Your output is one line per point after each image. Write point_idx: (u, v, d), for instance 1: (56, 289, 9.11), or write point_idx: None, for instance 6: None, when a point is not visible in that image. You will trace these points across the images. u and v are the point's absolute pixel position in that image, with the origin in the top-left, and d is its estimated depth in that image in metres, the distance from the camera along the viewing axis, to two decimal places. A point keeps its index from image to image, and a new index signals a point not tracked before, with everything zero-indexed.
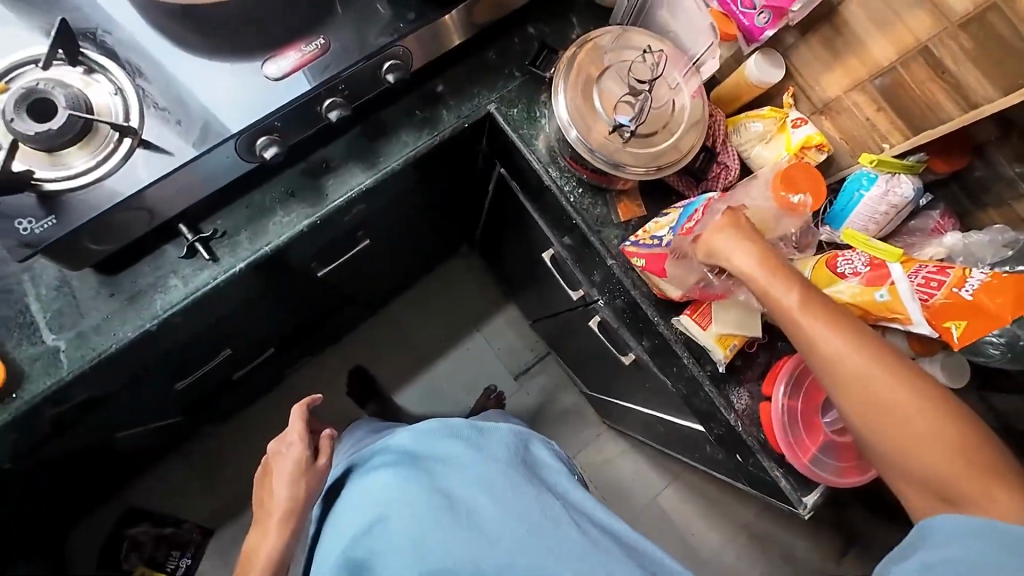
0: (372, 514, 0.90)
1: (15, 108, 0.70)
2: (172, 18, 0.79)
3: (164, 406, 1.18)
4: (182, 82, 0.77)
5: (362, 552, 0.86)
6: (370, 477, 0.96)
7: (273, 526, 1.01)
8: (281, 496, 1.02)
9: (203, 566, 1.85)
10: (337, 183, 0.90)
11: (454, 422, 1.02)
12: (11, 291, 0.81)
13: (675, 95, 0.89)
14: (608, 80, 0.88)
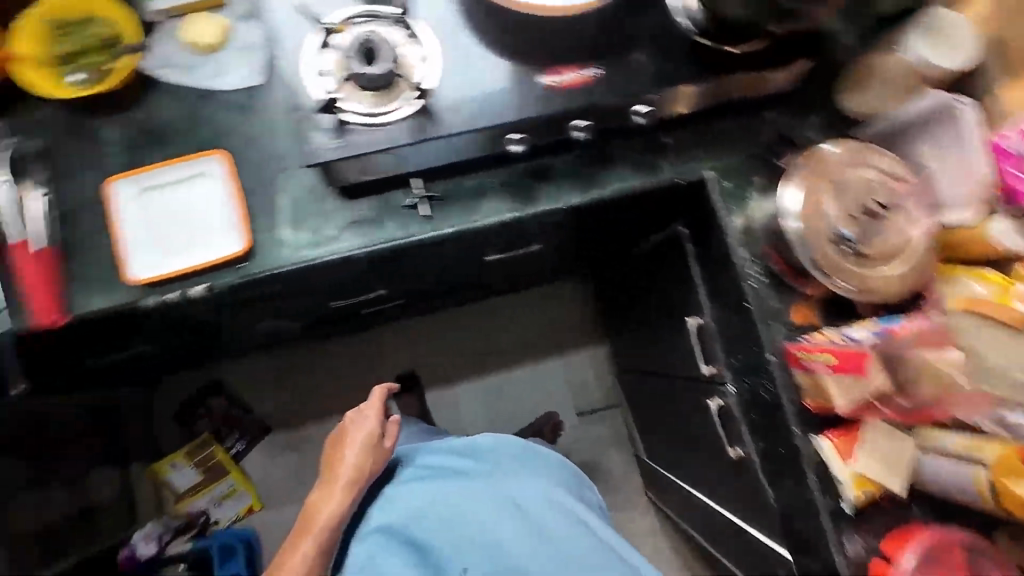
0: (434, 509, 1.00)
1: (354, 50, 0.84)
2: (485, 14, 0.91)
3: (306, 314, 1.32)
4: (475, 69, 0.88)
5: (426, 537, 0.97)
6: (427, 473, 1.07)
7: (341, 487, 1.08)
8: (352, 462, 1.09)
9: (251, 457, 2.02)
10: (550, 192, 0.98)
11: (507, 438, 1.12)
12: (272, 183, 0.95)
13: (908, 228, 0.89)
14: (844, 193, 0.89)
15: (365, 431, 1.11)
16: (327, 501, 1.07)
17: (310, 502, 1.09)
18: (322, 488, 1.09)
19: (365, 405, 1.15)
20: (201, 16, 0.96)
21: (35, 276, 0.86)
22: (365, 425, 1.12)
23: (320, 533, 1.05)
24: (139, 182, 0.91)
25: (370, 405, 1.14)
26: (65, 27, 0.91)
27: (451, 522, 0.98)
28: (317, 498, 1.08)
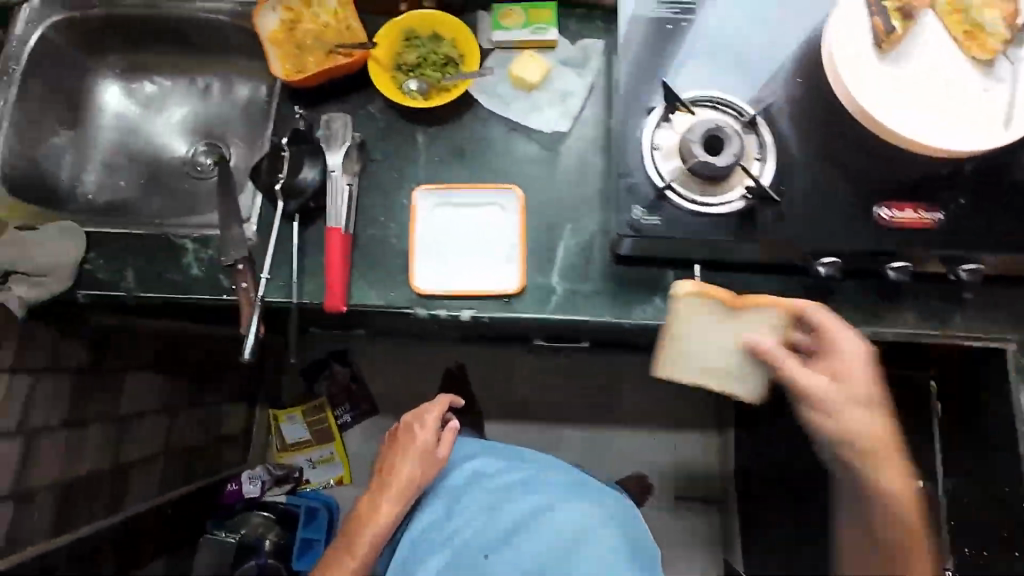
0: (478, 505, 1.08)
1: (701, 135, 0.82)
2: (829, 123, 0.87)
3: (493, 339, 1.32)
4: (808, 179, 0.84)
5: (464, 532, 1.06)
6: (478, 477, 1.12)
7: (393, 497, 1.04)
8: (408, 474, 1.04)
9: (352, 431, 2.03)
10: (830, 315, 0.91)
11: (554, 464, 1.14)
12: (553, 228, 0.95)
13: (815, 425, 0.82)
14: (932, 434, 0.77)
15: (420, 442, 1.06)
16: (378, 505, 1.04)
17: (359, 505, 1.06)
18: (375, 494, 1.05)
19: (424, 413, 1.09)
20: (530, 54, 0.99)
21: (335, 258, 0.89)
22: (421, 433, 1.06)
23: (373, 536, 1.03)
24: (440, 197, 0.95)
25: (433, 409, 1.09)
26: (414, 39, 0.97)
27: (510, 538, 1.03)
28: (366, 504, 1.05)
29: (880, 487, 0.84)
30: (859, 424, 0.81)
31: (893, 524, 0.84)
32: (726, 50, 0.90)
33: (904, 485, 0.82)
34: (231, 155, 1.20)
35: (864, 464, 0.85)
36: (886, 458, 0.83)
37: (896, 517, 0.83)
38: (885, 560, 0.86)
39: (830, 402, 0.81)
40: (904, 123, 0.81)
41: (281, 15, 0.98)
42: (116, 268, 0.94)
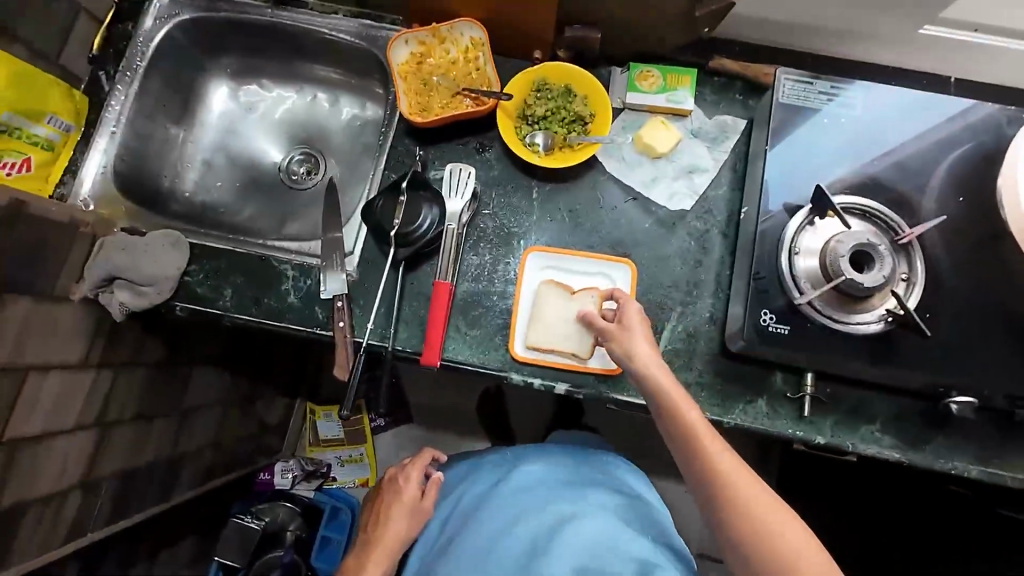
0: (461, 512, 0.99)
1: (851, 248, 0.77)
2: (979, 252, 0.82)
3: None
4: (951, 310, 0.79)
5: (445, 536, 0.97)
6: (462, 483, 1.04)
7: (379, 554, 0.95)
8: (394, 530, 0.97)
9: (383, 436, 1.89)
10: (945, 449, 0.82)
11: (545, 450, 1.03)
12: (661, 309, 0.91)
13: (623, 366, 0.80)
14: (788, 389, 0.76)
15: (406, 486, 1.01)
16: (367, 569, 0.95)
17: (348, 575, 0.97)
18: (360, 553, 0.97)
19: (405, 466, 1.04)
20: (663, 122, 0.94)
21: (440, 315, 0.87)
22: (405, 491, 1.01)
23: None
24: (551, 262, 0.92)
25: (411, 467, 1.04)
26: (546, 91, 0.93)
27: (478, 548, 0.89)
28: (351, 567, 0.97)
29: (722, 494, 0.69)
30: (667, 391, 0.75)
31: (748, 537, 0.66)
32: (879, 156, 0.85)
33: (738, 471, 0.69)
34: (326, 169, 1.18)
35: (699, 462, 0.71)
36: (692, 415, 0.73)
37: (748, 525, 0.66)
38: (762, 545, 0.66)
39: (653, 367, 0.76)
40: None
41: (412, 47, 0.95)
42: (215, 284, 0.93)
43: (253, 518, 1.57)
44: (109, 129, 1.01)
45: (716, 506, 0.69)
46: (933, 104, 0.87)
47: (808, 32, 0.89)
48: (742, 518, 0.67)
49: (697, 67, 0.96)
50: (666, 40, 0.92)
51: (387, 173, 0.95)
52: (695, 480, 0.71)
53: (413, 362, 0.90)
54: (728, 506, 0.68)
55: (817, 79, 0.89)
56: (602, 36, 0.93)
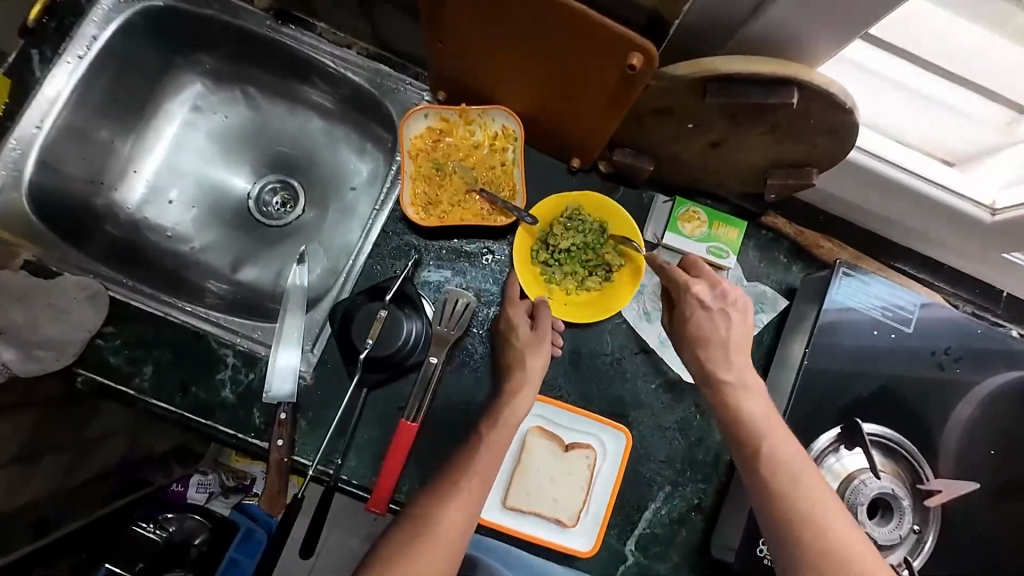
0: None
1: (871, 496, 0.68)
2: (997, 511, 0.74)
3: None
4: (954, 571, 0.72)
5: None
6: None
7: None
8: None
9: None
10: None
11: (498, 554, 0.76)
12: (649, 486, 0.81)
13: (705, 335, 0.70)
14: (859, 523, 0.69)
15: (445, 527, 0.63)
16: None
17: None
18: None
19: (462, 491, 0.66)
20: None
21: (398, 457, 0.73)
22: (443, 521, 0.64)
23: None
24: (541, 411, 0.80)
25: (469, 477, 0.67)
26: (577, 222, 0.80)
27: None
28: None
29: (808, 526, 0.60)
30: (741, 389, 0.68)
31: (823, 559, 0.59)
32: (920, 377, 0.77)
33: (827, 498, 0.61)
34: (304, 209, 1.00)
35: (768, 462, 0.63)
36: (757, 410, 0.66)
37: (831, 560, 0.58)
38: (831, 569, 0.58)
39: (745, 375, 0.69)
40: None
41: (432, 121, 0.79)
42: (133, 353, 0.76)
43: (157, 527, 1.21)
44: (34, 122, 0.81)
45: (802, 540, 0.60)
46: (991, 333, 0.78)
47: (875, 218, 0.79)
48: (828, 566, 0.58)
49: (747, 218, 0.85)
50: (724, 185, 0.80)
51: (373, 265, 0.80)
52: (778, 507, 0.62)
53: (357, 497, 0.77)
54: (817, 551, 0.59)
55: (877, 276, 0.78)
56: (657, 166, 0.79)
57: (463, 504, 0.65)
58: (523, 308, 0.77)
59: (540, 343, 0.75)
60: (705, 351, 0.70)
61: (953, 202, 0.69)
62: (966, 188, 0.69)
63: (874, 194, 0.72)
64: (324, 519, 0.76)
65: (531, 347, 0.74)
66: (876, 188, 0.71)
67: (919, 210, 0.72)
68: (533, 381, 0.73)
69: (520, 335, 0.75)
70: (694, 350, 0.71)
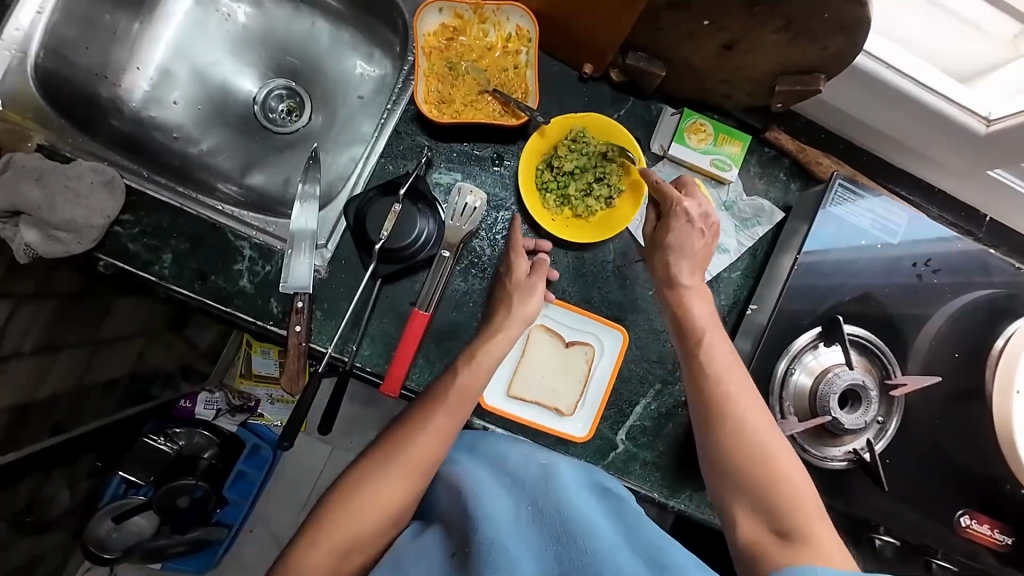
0: None
1: (842, 387, 0.75)
2: (954, 408, 0.82)
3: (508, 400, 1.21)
4: (909, 457, 0.81)
5: None
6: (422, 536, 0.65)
7: (363, 511, 0.64)
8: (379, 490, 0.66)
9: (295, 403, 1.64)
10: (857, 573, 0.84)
11: (518, 448, 0.76)
12: (642, 383, 0.87)
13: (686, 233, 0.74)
14: (804, 417, 0.78)
15: (435, 424, 0.69)
16: (315, 546, 0.63)
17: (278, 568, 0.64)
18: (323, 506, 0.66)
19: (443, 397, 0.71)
20: (699, 187, 0.85)
21: (408, 347, 0.78)
22: (445, 406, 0.71)
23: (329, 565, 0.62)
24: (544, 310, 0.84)
25: (462, 379, 0.72)
26: (582, 144, 0.82)
27: None
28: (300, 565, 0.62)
29: (738, 446, 0.63)
30: (691, 304, 0.72)
31: (732, 442, 0.64)
32: (900, 287, 0.82)
33: (745, 394, 0.66)
34: (312, 114, 1.00)
35: (696, 346, 0.69)
36: (696, 311, 0.72)
37: (765, 475, 0.62)
38: (741, 446, 0.63)
39: (696, 303, 0.72)
40: (1020, 435, 0.80)
41: (445, 17, 0.79)
42: (153, 243, 0.78)
43: (166, 440, 1.29)
44: (35, 7, 0.79)
45: (721, 423, 0.64)
46: (971, 249, 0.83)
47: (876, 135, 0.82)
48: (754, 477, 0.62)
49: (751, 133, 0.87)
50: (732, 96, 0.81)
51: (385, 165, 0.82)
52: (705, 429, 0.66)
53: (370, 382, 0.81)
54: (736, 447, 0.63)
55: (871, 191, 0.82)
56: (669, 74, 0.80)
57: (445, 416, 0.70)
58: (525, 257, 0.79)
59: (531, 291, 0.77)
60: (677, 257, 0.74)
61: (950, 114, 0.71)
62: (966, 100, 0.71)
63: (877, 106, 0.75)
64: (340, 400, 0.81)
65: (521, 292, 0.77)
66: (880, 98, 0.73)
67: (918, 124, 0.75)
68: (521, 320, 0.76)
69: (515, 278, 0.78)
70: (664, 256, 0.74)
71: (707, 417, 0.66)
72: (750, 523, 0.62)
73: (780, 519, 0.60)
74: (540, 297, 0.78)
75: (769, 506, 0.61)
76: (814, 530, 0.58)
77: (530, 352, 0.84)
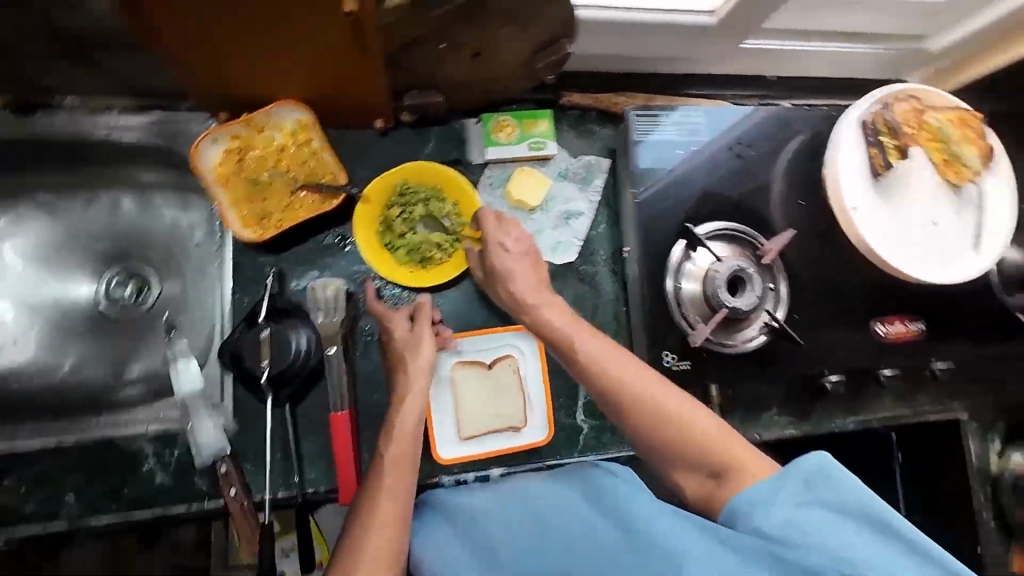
0: None
1: (725, 278, 0.82)
2: (823, 245, 0.90)
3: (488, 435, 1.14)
4: (809, 304, 0.89)
5: None
6: None
7: None
8: None
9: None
10: (826, 416, 0.91)
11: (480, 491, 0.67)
12: None
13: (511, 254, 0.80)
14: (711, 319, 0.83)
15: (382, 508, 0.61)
16: None
17: None
18: None
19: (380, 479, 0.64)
20: (529, 174, 0.90)
21: (344, 453, 0.76)
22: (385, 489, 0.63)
23: None
24: (453, 347, 0.85)
25: (392, 444, 0.68)
26: (409, 194, 0.85)
27: None
28: None
29: (641, 409, 0.65)
30: (548, 316, 0.74)
31: (642, 416, 0.64)
32: (729, 169, 0.90)
33: (634, 369, 0.67)
34: (157, 284, 0.97)
35: (567, 350, 0.71)
36: (557, 320, 0.73)
37: (683, 433, 0.63)
38: (651, 412, 0.64)
39: (546, 306, 0.75)
40: (859, 220, 0.86)
41: (225, 144, 0.80)
42: (56, 488, 0.78)
43: None
44: None
45: (624, 404, 0.65)
46: (767, 110, 0.92)
47: (642, 61, 0.91)
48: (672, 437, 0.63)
49: (551, 106, 0.93)
50: (510, 87, 0.87)
51: (241, 299, 0.82)
52: (614, 412, 0.67)
53: (330, 501, 0.79)
54: (648, 420, 0.64)
55: (664, 105, 0.90)
56: (447, 96, 0.84)
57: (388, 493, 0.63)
58: (400, 314, 0.80)
59: (418, 340, 0.77)
60: (513, 279, 0.78)
61: (679, 21, 0.80)
62: (686, 6, 0.80)
63: (623, 39, 0.83)
64: (310, 533, 0.79)
65: (410, 347, 0.77)
66: (621, 33, 0.81)
67: (663, 38, 0.83)
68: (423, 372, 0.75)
69: (398, 336, 0.78)
70: (505, 286, 0.78)
71: (605, 398, 0.67)
72: (690, 480, 0.63)
73: (718, 472, 0.60)
74: (433, 339, 0.78)
75: (692, 456, 0.62)
76: (741, 464, 0.59)
77: (461, 390, 0.85)
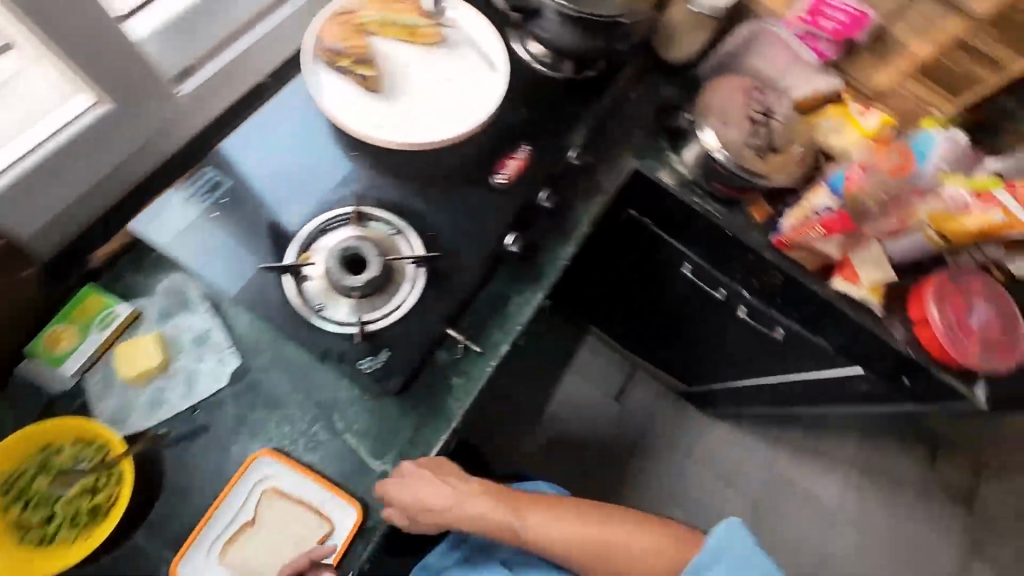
0: None
1: (339, 265, 0.82)
2: (399, 167, 0.94)
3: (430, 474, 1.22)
4: (433, 217, 0.92)
5: None
6: None
7: None
8: None
9: None
10: (550, 260, 1.05)
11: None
12: (328, 437, 0.88)
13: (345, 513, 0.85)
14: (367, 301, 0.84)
15: None
16: None
17: None
18: None
19: None
20: (127, 347, 0.89)
21: None
22: None
23: None
24: (220, 530, 0.83)
25: None
26: (25, 476, 0.81)
27: None
28: None
29: (563, 535, 0.91)
30: (421, 489, 0.83)
31: (572, 546, 0.91)
32: (276, 188, 0.91)
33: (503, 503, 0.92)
34: None
35: (447, 521, 0.88)
36: (448, 485, 0.87)
37: (604, 559, 0.91)
38: (572, 544, 0.91)
39: (459, 494, 0.88)
40: (391, 134, 0.88)
41: None
42: None
43: None
44: None
45: (522, 511, 0.92)
46: (258, 119, 0.94)
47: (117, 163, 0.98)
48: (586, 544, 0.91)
49: (88, 287, 0.92)
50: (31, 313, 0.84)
51: None
52: (517, 531, 0.91)
53: None
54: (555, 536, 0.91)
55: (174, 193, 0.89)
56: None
57: None
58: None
59: None
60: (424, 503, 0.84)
61: (77, 126, 0.89)
62: (69, 112, 0.89)
63: (64, 174, 0.90)
64: None
65: None
66: (51, 171, 0.89)
67: (91, 145, 0.92)
68: None
69: None
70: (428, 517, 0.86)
71: (522, 520, 0.91)
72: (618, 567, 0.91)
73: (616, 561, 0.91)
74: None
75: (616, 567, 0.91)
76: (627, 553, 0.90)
77: (257, 544, 0.84)
